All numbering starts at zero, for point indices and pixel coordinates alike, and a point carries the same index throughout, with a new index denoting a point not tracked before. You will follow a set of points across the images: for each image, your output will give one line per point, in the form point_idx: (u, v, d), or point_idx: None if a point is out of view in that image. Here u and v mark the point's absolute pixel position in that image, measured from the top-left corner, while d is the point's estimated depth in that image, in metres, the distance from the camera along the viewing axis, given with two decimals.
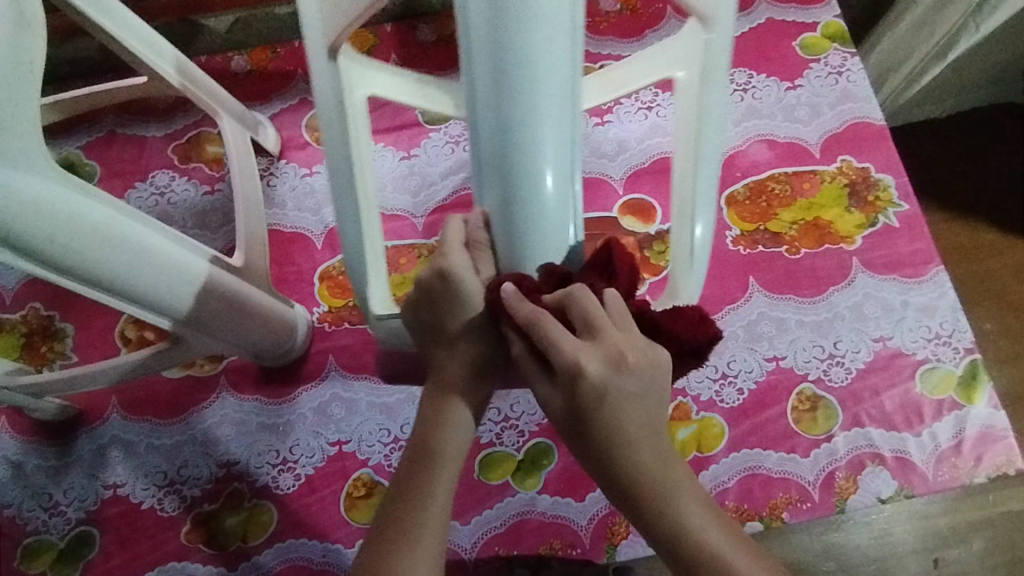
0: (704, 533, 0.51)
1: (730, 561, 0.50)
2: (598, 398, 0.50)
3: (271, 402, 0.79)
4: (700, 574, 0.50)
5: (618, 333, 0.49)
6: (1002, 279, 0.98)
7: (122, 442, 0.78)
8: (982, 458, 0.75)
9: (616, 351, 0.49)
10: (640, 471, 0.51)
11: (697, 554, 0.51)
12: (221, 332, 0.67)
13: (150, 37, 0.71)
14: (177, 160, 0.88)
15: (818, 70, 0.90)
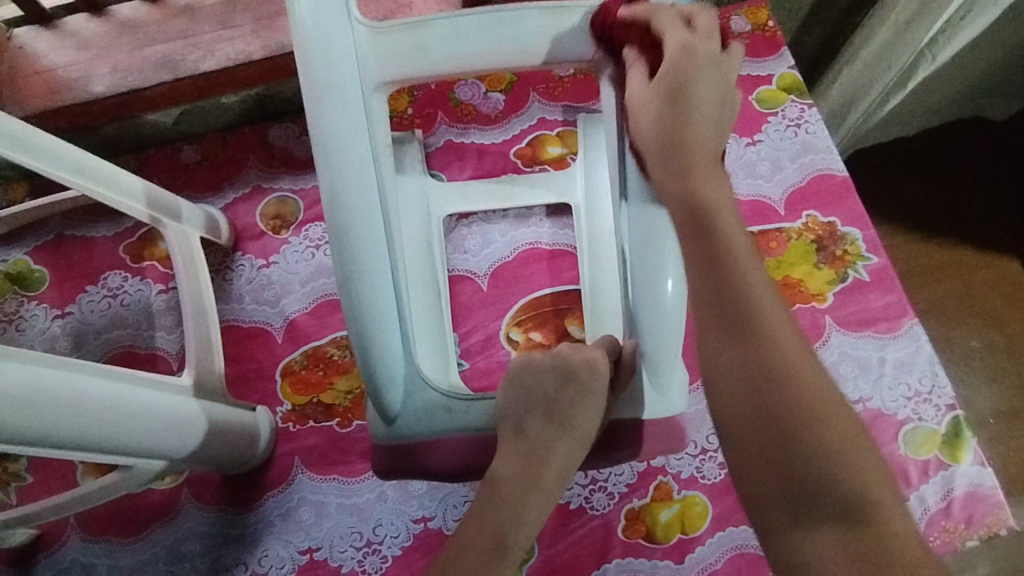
0: (720, 202, 0.48)
1: (753, 276, 0.44)
2: (686, 84, 0.50)
3: (237, 512, 0.76)
4: (721, 282, 0.44)
5: (717, 91, 0.51)
6: (961, 311, 0.99)
7: (82, 566, 0.75)
8: (972, 519, 0.73)
9: (705, 123, 0.50)
10: (691, 139, 0.50)
11: (715, 221, 0.47)
12: (167, 456, 0.62)
13: (79, 157, 0.65)
14: (130, 260, 0.86)
15: (777, 123, 0.89)
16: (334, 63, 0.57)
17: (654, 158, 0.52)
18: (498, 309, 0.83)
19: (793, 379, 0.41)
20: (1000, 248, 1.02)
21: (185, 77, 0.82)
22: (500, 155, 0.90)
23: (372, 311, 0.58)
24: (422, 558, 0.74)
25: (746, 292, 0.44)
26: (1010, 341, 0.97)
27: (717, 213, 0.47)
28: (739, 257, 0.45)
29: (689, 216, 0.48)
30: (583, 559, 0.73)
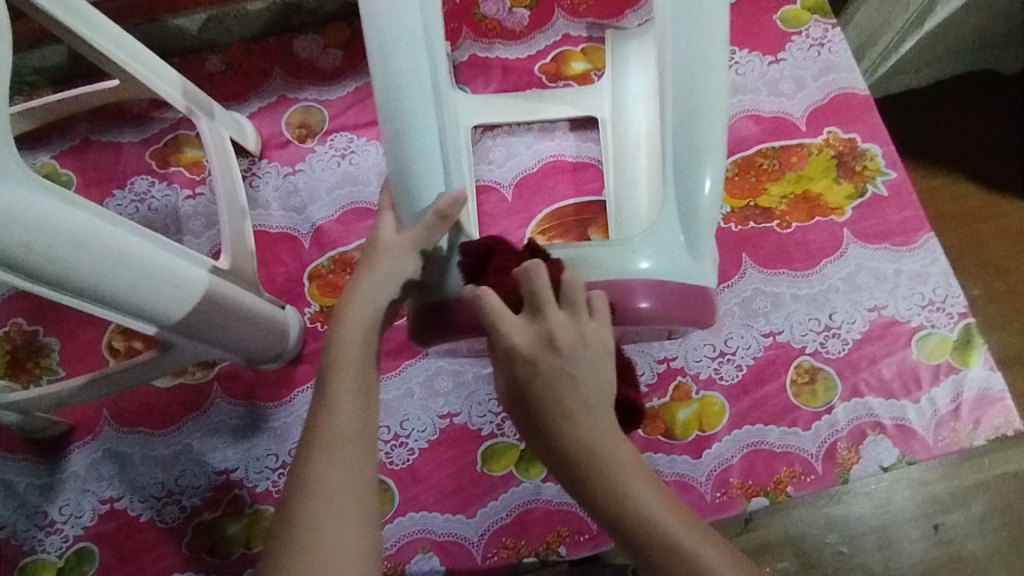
0: (590, 439, 0.51)
1: (624, 472, 0.50)
2: (558, 385, 0.52)
3: (266, 406, 0.78)
4: (612, 516, 0.50)
5: (534, 317, 0.54)
6: (989, 243, 1.01)
7: (116, 455, 0.77)
8: (981, 420, 0.75)
9: (523, 333, 0.53)
10: (548, 403, 0.52)
11: (600, 471, 0.50)
12: (200, 331, 0.63)
13: (120, 40, 0.67)
14: (156, 165, 0.86)
15: (800, 42, 0.90)
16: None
17: (526, 423, 0.54)
18: (521, 219, 0.85)
19: (668, 542, 0.48)
20: (1013, 195, 1.03)
21: None
22: (525, 69, 0.90)
23: (414, 140, 0.59)
24: (448, 450, 0.76)
25: (599, 480, 0.50)
26: (1015, 288, 0.98)
27: (597, 481, 0.50)
28: (640, 505, 0.49)
29: (522, 402, 0.53)
30: None
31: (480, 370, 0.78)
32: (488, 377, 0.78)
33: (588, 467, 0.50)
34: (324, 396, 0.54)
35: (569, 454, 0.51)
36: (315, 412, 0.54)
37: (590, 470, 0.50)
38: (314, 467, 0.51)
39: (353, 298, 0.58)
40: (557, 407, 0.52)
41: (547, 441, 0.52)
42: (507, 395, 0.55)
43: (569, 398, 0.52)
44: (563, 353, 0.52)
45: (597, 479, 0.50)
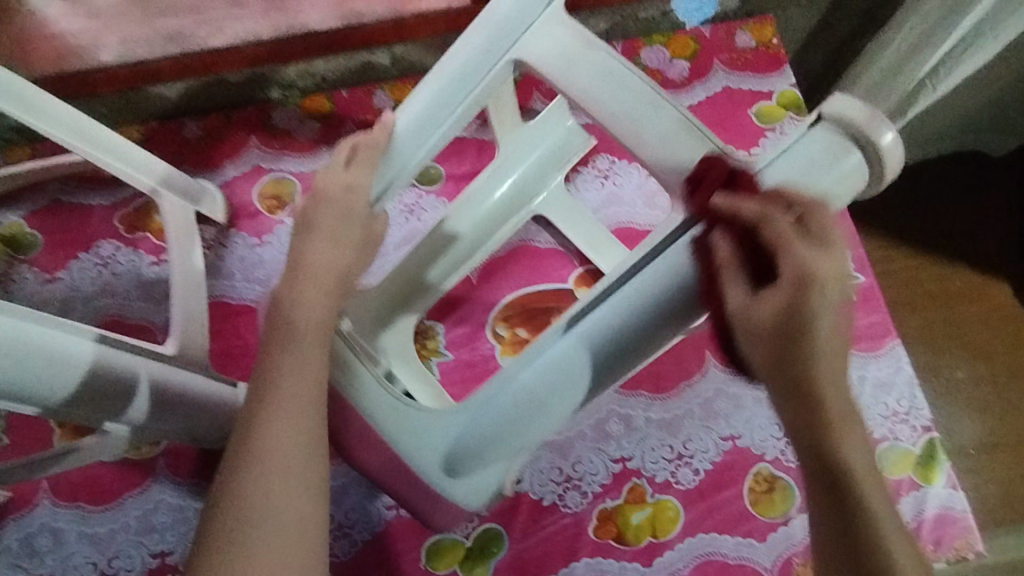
0: (826, 377, 0.44)
1: (849, 426, 0.44)
2: (803, 310, 0.45)
3: (211, 487, 0.76)
4: (828, 460, 0.43)
5: (829, 254, 0.47)
6: (973, 323, 1.00)
7: (51, 530, 0.74)
8: (942, 541, 0.73)
9: (820, 266, 0.46)
10: (807, 339, 0.45)
11: (829, 409, 0.44)
12: (98, 405, 0.59)
13: (71, 117, 0.66)
14: (123, 230, 0.86)
15: (774, 139, 0.91)
16: (460, 79, 0.62)
17: (751, 348, 0.47)
18: (486, 303, 0.84)
19: (863, 499, 0.43)
20: (996, 274, 1.03)
21: (194, 52, 0.87)
22: (499, 149, 0.91)
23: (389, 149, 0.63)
24: (392, 545, 0.74)
25: (818, 412, 0.44)
26: (996, 373, 0.97)
27: (839, 432, 0.43)
28: (845, 452, 0.43)
29: (778, 326, 0.46)
30: (551, 556, 0.73)
31: None
32: None
33: (814, 393, 0.44)
34: (275, 374, 0.51)
35: (805, 381, 0.44)
36: (262, 385, 0.50)
37: (811, 396, 0.44)
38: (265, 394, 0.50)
39: (306, 252, 0.58)
40: (801, 332, 0.45)
41: (771, 358, 0.46)
42: (740, 318, 0.48)
43: (824, 330, 0.45)
44: (831, 289, 0.45)
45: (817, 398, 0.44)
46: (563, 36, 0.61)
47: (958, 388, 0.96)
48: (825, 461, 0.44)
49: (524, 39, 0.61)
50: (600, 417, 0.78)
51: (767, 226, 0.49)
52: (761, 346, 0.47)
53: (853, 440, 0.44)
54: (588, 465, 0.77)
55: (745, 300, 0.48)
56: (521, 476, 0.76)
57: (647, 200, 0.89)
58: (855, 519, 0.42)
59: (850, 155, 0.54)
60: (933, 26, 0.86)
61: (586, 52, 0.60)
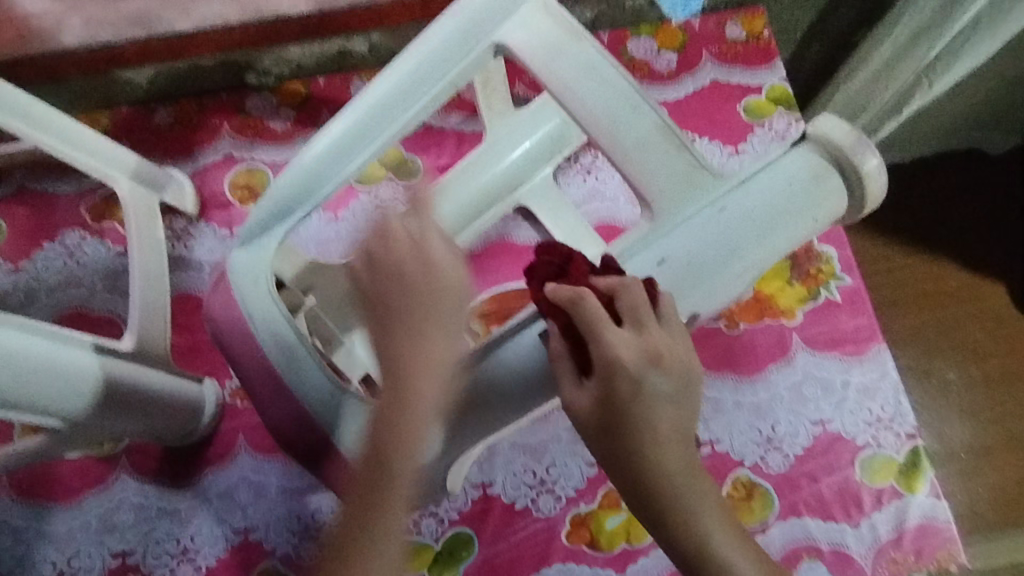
0: (660, 454, 0.47)
1: (691, 493, 0.48)
2: (630, 397, 0.46)
3: (174, 485, 0.74)
4: (677, 531, 0.47)
5: (640, 334, 0.47)
6: (966, 327, 0.98)
7: (9, 528, 0.72)
8: (923, 551, 0.71)
9: (632, 350, 0.46)
10: (638, 425, 0.47)
11: (662, 488, 0.47)
12: (49, 405, 0.56)
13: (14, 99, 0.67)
14: (90, 219, 0.84)
15: (762, 135, 0.88)
16: (442, 57, 0.58)
17: (591, 441, 0.48)
18: None
19: (714, 547, 0.47)
20: (991, 276, 1.01)
21: (160, 35, 0.84)
22: (479, 141, 0.88)
23: (343, 135, 0.58)
24: None
25: (660, 489, 0.47)
26: (988, 375, 0.96)
27: (681, 506, 0.47)
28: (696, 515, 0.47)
29: (599, 420, 0.47)
30: (523, 561, 0.71)
31: None
32: None
33: (649, 476, 0.47)
34: (387, 416, 0.55)
35: (641, 468, 0.47)
36: (392, 404, 0.55)
37: (646, 479, 0.47)
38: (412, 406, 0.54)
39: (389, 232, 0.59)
40: (627, 423, 0.47)
41: (597, 447, 0.48)
42: (580, 414, 0.48)
43: (653, 410, 0.47)
44: (664, 367, 0.47)
45: (670, 494, 0.47)
46: (550, 26, 0.59)
47: (948, 391, 0.94)
48: (668, 530, 0.48)
49: (508, 25, 0.58)
50: (576, 420, 0.76)
51: (595, 305, 0.47)
52: (597, 441, 0.48)
53: (695, 504, 0.48)
54: (563, 468, 0.74)
55: (590, 398, 0.48)
56: (493, 479, 0.74)
57: (630, 196, 0.86)
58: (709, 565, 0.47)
59: (829, 180, 0.57)
60: (935, 17, 0.82)
61: (584, 54, 0.58)
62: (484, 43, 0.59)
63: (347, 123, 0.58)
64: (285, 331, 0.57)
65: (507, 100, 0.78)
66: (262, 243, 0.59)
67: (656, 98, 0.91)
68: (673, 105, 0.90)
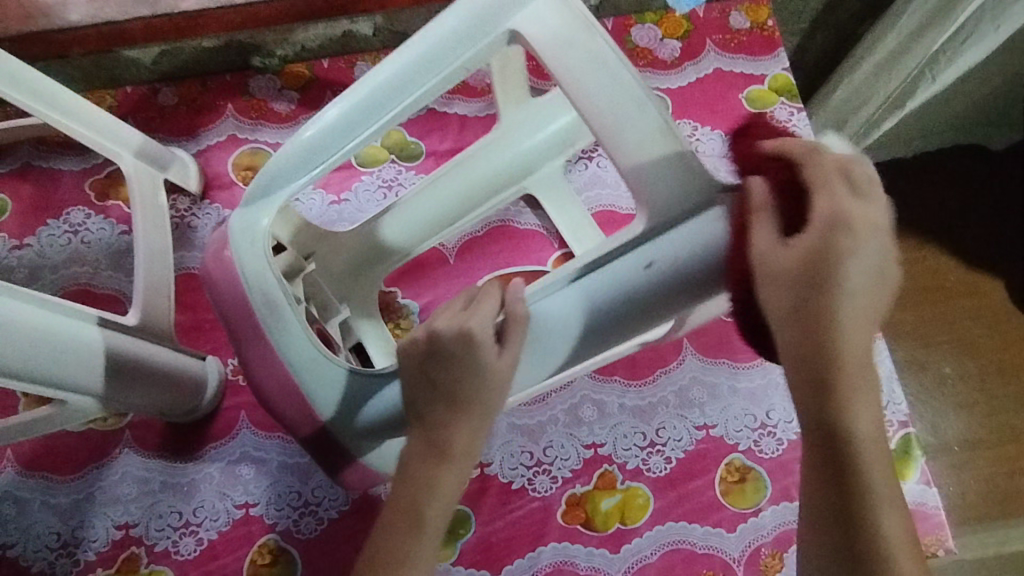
0: (847, 323, 0.46)
1: (858, 384, 0.46)
2: (844, 253, 0.45)
3: (177, 460, 0.75)
4: (830, 413, 0.46)
5: (865, 202, 0.47)
6: (961, 320, 0.99)
7: (14, 499, 0.73)
8: None
9: (878, 216, 0.46)
10: (835, 285, 0.46)
11: (840, 358, 0.46)
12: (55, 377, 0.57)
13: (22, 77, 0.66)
14: (95, 197, 0.84)
15: (764, 124, 0.89)
16: (451, 42, 0.56)
17: (774, 291, 0.47)
18: (461, 283, 0.83)
19: (861, 445, 0.46)
20: (988, 270, 1.02)
21: (164, 14, 0.82)
22: (482, 126, 0.88)
23: (350, 114, 0.57)
24: (358, 524, 0.73)
25: (831, 354, 0.46)
26: (983, 369, 0.97)
27: (840, 386, 0.46)
28: (851, 409, 0.46)
29: (810, 269, 0.46)
30: (518, 540, 0.73)
31: None
32: None
33: (829, 334, 0.46)
34: (447, 408, 0.51)
35: (830, 326, 0.46)
36: (413, 474, 0.52)
37: (823, 337, 0.46)
38: (427, 481, 0.51)
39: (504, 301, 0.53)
40: (839, 278, 0.45)
41: (797, 298, 0.46)
42: (767, 262, 0.47)
43: (856, 280, 0.46)
44: (866, 240, 0.46)
45: (840, 374, 0.46)
46: (566, 17, 0.54)
47: (941, 383, 0.95)
48: (823, 410, 0.46)
49: (523, 14, 0.55)
50: (573, 403, 0.77)
51: (809, 166, 0.48)
52: (783, 292, 0.47)
53: (859, 398, 0.46)
54: (560, 450, 0.76)
55: (772, 239, 0.47)
56: (491, 459, 0.75)
57: None
58: (852, 462, 0.46)
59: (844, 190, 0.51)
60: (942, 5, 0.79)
61: (597, 48, 0.53)
62: (500, 31, 0.55)
63: (356, 103, 0.57)
64: (274, 290, 0.58)
65: (523, 90, 0.77)
66: (262, 205, 0.59)
67: (659, 86, 0.91)
68: (677, 94, 0.91)
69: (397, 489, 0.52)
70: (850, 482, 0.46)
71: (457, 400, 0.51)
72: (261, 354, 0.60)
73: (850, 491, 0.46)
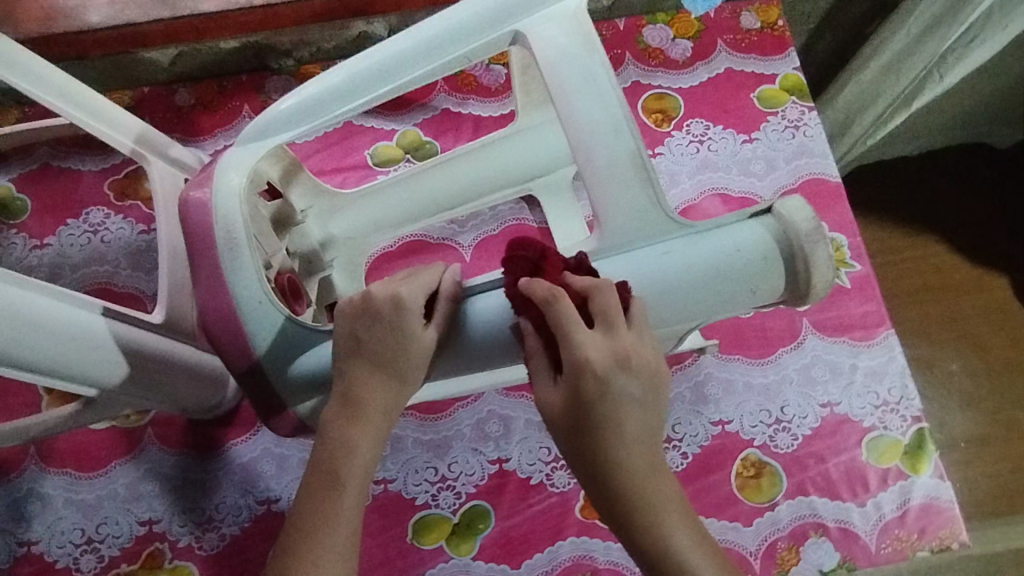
0: (637, 470, 0.46)
1: (671, 521, 0.46)
2: (598, 391, 0.46)
3: (198, 457, 0.76)
4: (656, 555, 0.46)
5: (610, 337, 0.47)
6: (970, 317, 1.00)
7: (37, 497, 0.74)
8: (926, 530, 0.74)
9: (596, 351, 0.46)
10: (597, 425, 0.46)
11: (644, 498, 0.46)
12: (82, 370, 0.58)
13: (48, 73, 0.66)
14: (114, 197, 0.85)
15: (775, 123, 0.89)
16: (463, 30, 0.57)
17: (563, 440, 0.48)
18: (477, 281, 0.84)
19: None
20: (996, 268, 1.02)
21: (183, 15, 0.84)
22: (496, 126, 0.89)
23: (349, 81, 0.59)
24: (379, 519, 0.74)
25: (637, 496, 0.46)
26: (990, 367, 0.97)
27: (656, 523, 0.46)
28: (673, 543, 0.46)
29: (572, 414, 0.47)
30: (537, 534, 0.73)
31: (419, 436, 0.77)
32: (427, 446, 0.76)
33: (622, 479, 0.46)
34: (373, 369, 0.52)
35: (610, 471, 0.46)
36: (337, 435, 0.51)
37: (619, 485, 0.46)
38: (351, 438, 0.51)
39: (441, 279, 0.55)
40: (597, 420, 0.46)
41: (567, 440, 0.47)
42: (550, 407, 0.48)
43: (620, 421, 0.46)
44: (634, 376, 0.47)
45: (648, 518, 0.46)
46: (569, 31, 0.54)
47: (950, 379, 0.96)
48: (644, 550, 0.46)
49: (533, 19, 0.55)
50: None
51: (596, 296, 0.48)
52: (570, 436, 0.48)
53: (682, 534, 0.46)
54: None
55: (551, 386, 0.48)
56: (510, 455, 0.76)
57: None
58: None
59: (776, 263, 0.51)
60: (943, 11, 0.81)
61: (588, 65, 0.53)
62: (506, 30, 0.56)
63: (361, 74, 0.58)
64: (237, 225, 0.58)
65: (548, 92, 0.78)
66: (254, 146, 0.61)
67: (671, 86, 0.92)
68: (689, 93, 0.91)
69: (317, 451, 0.52)
70: None
71: (382, 363, 0.52)
72: (229, 313, 0.59)
73: None
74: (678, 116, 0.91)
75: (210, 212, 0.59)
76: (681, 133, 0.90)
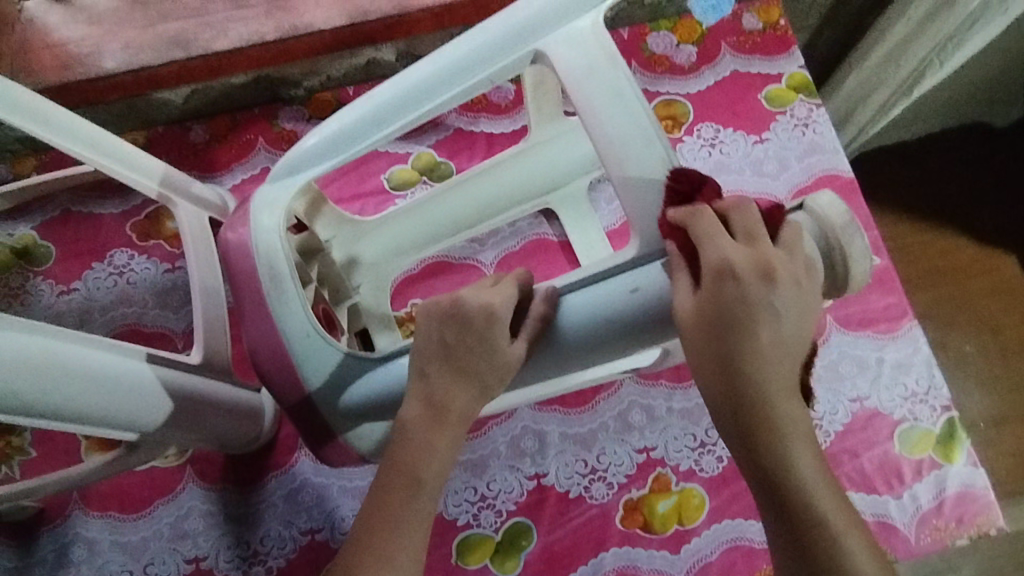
0: (769, 383, 0.47)
1: (794, 438, 0.47)
2: (749, 311, 0.47)
3: (240, 491, 0.77)
4: (777, 468, 0.47)
5: (752, 249, 0.48)
6: (987, 299, 1.01)
7: (84, 541, 0.75)
8: (963, 518, 0.74)
9: (736, 257, 0.47)
10: (750, 335, 0.47)
11: (766, 411, 0.47)
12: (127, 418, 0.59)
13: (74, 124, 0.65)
14: (136, 238, 0.86)
15: (784, 122, 0.90)
16: (483, 53, 0.58)
17: (696, 355, 0.48)
18: None
19: (809, 497, 0.47)
20: (1010, 249, 1.03)
21: (197, 55, 0.84)
22: (509, 142, 0.90)
23: (374, 113, 0.59)
24: None
25: (763, 412, 0.47)
26: (1005, 349, 0.98)
27: (779, 438, 0.47)
28: (795, 458, 0.47)
29: (716, 324, 0.47)
30: (580, 547, 0.74)
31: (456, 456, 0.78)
32: (465, 465, 0.77)
33: (754, 393, 0.47)
34: (452, 381, 0.54)
35: (751, 388, 0.47)
36: (412, 452, 0.53)
37: (749, 398, 0.47)
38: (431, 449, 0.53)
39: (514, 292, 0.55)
40: (749, 331, 0.47)
41: (713, 355, 0.48)
42: (682, 317, 0.48)
43: (765, 338, 0.47)
44: (763, 292, 0.47)
45: (772, 432, 0.47)
46: (593, 47, 0.54)
47: (972, 364, 0.97)
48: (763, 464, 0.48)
49: (554, 37, 0.56)
50: (622, 408, 0.79)
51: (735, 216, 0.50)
52: (709, 351, 0.48)
53: (801, 451, 0.47)
54: (613, 456, 0.77)
55: (689, 294, 0.48)
56: (547, 470, 0.77)
57: None
58: (807, 515, 0.47)
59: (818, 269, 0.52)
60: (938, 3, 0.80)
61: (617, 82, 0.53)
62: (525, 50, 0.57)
63: (385, 105, 0.59)
64: (279, 264, 0.59)
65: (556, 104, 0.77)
66: (285, 182, 0.62)
67: (678, 92, 0.93)
68: (697, 97, 0.92)
69: (386, 469, 0.54)
70: (808, 533, 0.46)
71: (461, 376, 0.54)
72: (269, 353, 0.60)
73: (815, 543, 0.46)
74: (687, 121, 0.92)
75: (248, 254, 0.60)
76: (692, 138, 0.91)
